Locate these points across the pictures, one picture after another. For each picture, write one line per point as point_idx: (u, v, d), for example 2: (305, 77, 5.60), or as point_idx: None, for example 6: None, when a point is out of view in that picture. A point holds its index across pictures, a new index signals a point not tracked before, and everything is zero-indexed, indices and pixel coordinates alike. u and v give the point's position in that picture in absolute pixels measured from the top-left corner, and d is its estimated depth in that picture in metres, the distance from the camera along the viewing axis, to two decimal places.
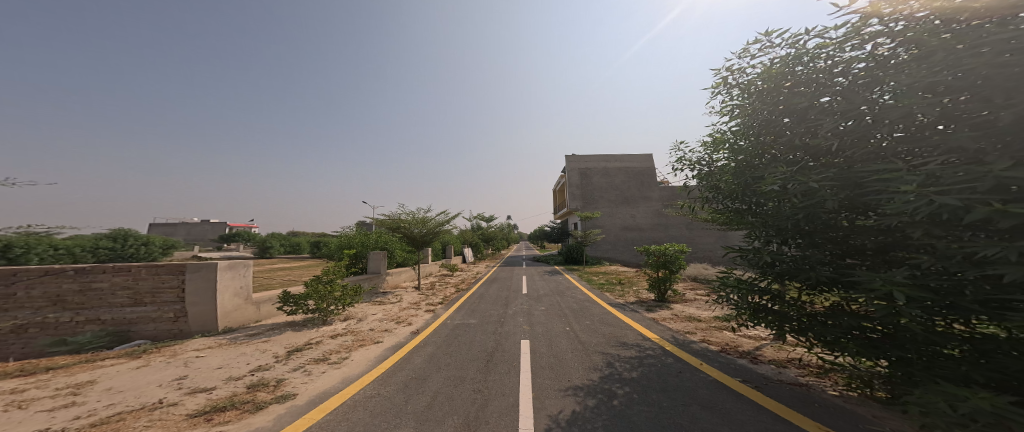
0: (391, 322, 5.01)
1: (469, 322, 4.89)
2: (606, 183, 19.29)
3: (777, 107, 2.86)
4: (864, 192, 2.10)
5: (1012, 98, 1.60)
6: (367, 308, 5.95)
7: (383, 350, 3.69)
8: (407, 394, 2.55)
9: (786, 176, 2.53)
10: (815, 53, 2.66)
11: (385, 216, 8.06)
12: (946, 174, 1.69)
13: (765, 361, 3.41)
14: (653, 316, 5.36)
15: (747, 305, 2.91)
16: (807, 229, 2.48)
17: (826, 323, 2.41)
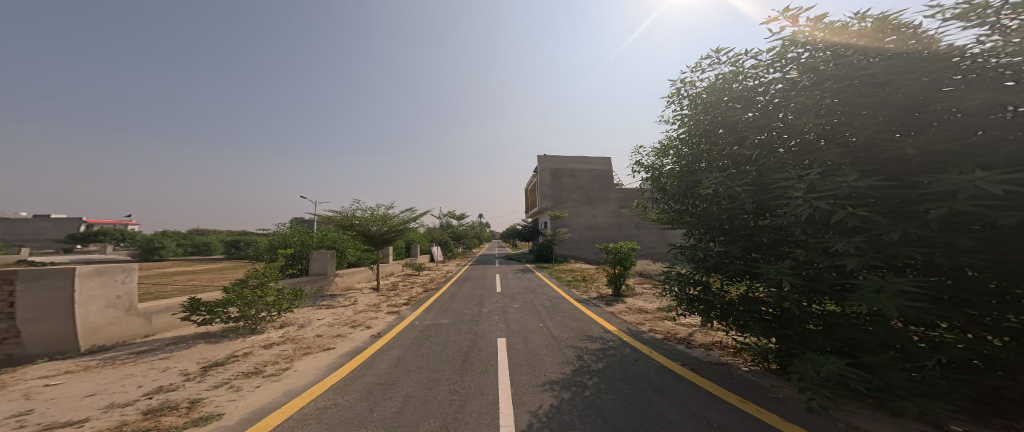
0: (343, 326, 4.68)
1: (444, 322, 4.77)
2: (573, 183, 20.05)
3: (716, 119, 3.20)
4: (769, 195, 2.45)
5: (862, 124, 2.05)
6: (313, 313, 5.49)
7: (339, 357, 3.45)
8: (373, 402, 2.42)
9: (718, 181, 2.84)
10: (749, 73, 3.00)
11: (334, 213, 7.49)
12: (819, 183, 2.04)
13: (697, 345, 3.83)
14: (611, 309, 5.72)
15: (681, 295, 3.24)
16: (728, 227, 2.82)
17: (738, 308, 2.79)
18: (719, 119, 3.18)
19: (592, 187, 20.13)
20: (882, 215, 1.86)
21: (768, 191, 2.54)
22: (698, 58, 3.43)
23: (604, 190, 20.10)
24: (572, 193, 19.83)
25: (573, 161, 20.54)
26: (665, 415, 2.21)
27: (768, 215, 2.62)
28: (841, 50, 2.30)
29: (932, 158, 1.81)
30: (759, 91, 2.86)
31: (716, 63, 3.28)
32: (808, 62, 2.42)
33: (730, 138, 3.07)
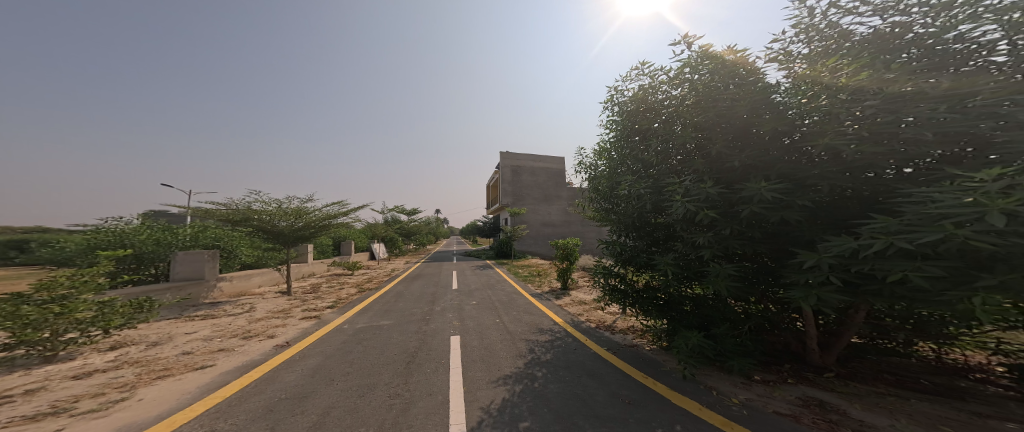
0: (235, 337, 3.90)
1: (386, 323, 4.40)
2: (532, 181, 20.60)
3: (630, 128, 3.50)
4: (661, 197, 2.91)
5: (720, 143, 2.61)
6: (178, 327, 4.33)
7: (242, 371, 2.91)
8: (286, 417, 2.10)
9: (630, 182, 3.22)
10: (657, 88, 3.27)
11: (217, 206, 6.05)
12: (689, 188, 2.51)
13: (620, 331, 4.34)
14: (560, 302, 6.07)
15: (603, 286, 3.65)
16: (638, 225, 3.27)
17: (642, 296, 3.30)
18: (633, 128, 3.48)
19: (547, 186, 20.81)
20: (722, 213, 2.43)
21: (662, 192, 2.99)
22: (626, 70, 3.39)
23: (553, 189, 20.91)
24: (530, 190, 20.37)
25: (527, 159, 20.91)
26: (593, 397, 2.47)
27: (663, 214, 3.10)
28: (717, 79, 2.72)
29: (752, 168, 2.46)
30: (661, 104, 3.22)
31: (640, 75, 3.32)
32: (694, 83, 2.85)
33: (640, 145, 3.42)
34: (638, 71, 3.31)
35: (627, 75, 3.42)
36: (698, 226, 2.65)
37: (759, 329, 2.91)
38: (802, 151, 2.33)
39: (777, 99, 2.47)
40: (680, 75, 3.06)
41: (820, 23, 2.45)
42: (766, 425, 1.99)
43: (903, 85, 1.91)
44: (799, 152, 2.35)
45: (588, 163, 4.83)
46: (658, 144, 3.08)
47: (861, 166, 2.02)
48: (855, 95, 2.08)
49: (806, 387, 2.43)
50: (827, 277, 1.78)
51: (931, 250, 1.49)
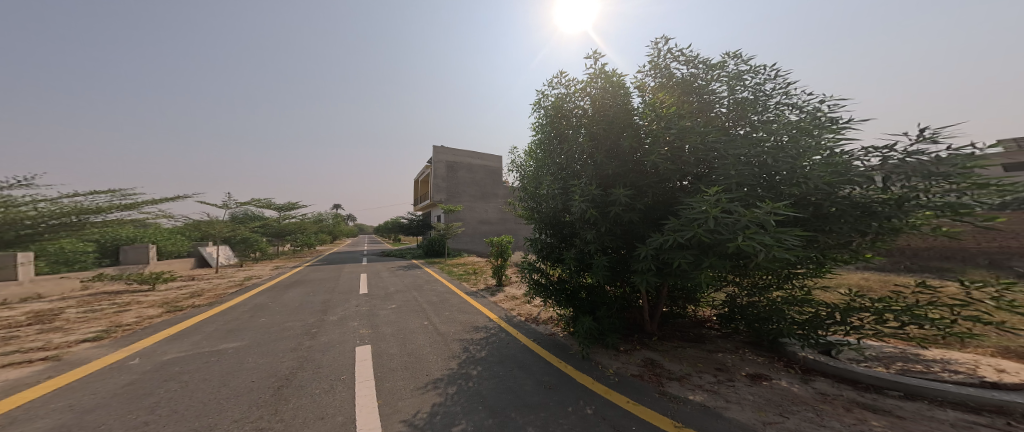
0: None
1: (226, 347, 3.50)
2: (469, 178, 20.03)
3: (548, 131, 3.71)
4: (566, 198, 3.26)
5: (604, 154, 3.09)
6: None
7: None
8: None
9: (553, 181, 3.46)
10: (567, 100, 3.52)
11: None
12: (583, 191, 2.91)
13: (545, 322, 4.63)
14: (495, 298, 6.09)
15: (529, 280, 3.84)
16: (553, 222, 3.58)
17: (552, 288, 3.65)
18: (550, 131, 3.70)
19: (484, 184, 20.44)
20: (603, 214, 2.91)
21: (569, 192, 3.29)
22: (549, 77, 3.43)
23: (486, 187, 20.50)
24: (467, 187, 19.81)
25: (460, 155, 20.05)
26: (522, 387, 2.60)
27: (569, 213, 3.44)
28: (609, 97, 3.17)
29: (618, 177, 3.02)
30: (572, 112, 3.51)
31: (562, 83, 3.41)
32: (597, 96, 3.26)
33: (555, 147, 3.65)
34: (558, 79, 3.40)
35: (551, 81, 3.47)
36: (589, 224, 3.08)
37: (621, 308, 3.60)
38: (635, 161, 2.93)
39: (636, 121, 3.03)
40: (591, 87, 3.38)
41: (661, 64, 3.13)
42: (628, 387, 2.49)
43: (687, 121, 2.69)
44: (637, 164, 2.99)
45: (519, 162, 4.99)
46: (568, 149, 3.41)
47: (661, 174, 2.75)
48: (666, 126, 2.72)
49: (644, 351, 3.17)
50: (646, 264, 2.41)
51: (689, 242, 2.21)
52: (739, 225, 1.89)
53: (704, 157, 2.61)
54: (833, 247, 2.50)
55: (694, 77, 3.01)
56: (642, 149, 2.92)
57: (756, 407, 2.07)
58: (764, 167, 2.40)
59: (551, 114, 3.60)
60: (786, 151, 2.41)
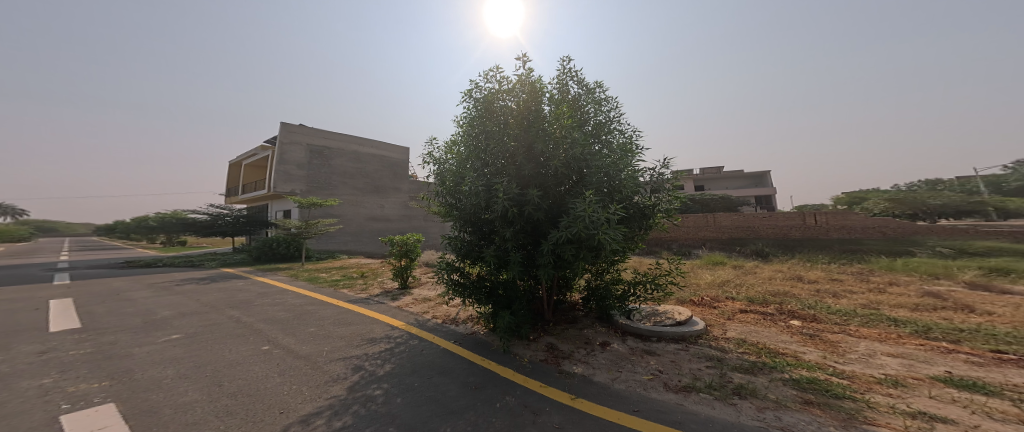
0: None
1: None
2: (351, 168, 18.33)
3: (478, 130, 4.20)
4: (489, 200, 3.79)
5: (519, 160, 3.90)
6: None
7: None
8: None
9: (472, 180, 3.91)
10: (498, 97, 4.21)
11: None
12: (506, 191, 3.60)
13: (462, 322, 4.84)
14: (398, 303, 5.81)
15: (448, 281, 4.20)
16: (472, 221, 4.08)
17: (474, 286, 4.18)
18: (478, 129, 4.20)
19: (377, 176, 19.30)
20: (520, 219, 3.74)
21: (490, 191, 3.83)
22: (486, 70, 3.82)
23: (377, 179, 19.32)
24: (345, 178, 17.99)
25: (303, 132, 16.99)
26: (447, 394, 2.68)
27: (488, 212, 3.96)
28: (534, 103, 4.07)
29: (522, 180, 3.94)
30: (502, 103, 4.20)
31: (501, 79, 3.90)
32: (524, 98, 4.13)
33: (483, 146, 4.11)
34: (495, 73, 3.82)
35: (487, 73, 3.85)
36: (506, 222, 3.82)
37: (530, 300, 4.42)
38: (543, 165, 3.89)
39: (546, 122, 3.91)
40: (521, 88, 4.16)
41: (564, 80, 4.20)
42: (538, 373, 3.46)
43: (581, 137, 3.87)
44: (543, 165, 3.92)
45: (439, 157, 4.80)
46: (495, 150, 4.00)
47: (557, 175, 3.85)
48: (567, 138, 3.84)
49: (546, 339, 4.20)
50: (549, 248, 3.60)
51: (575, 238, 3.48)
52: (601, 221, 3.34)
53: (576, 169, 3.87)
54: (638, 227, 4.27)
55: (579, 97, 4.38)
56: (547, 155, 3.88)
57: (608, 369, 3.46)
58: (611, 181, 3.96)
59: (483, 107, 4.22)
60: (616, 169, 3.94)
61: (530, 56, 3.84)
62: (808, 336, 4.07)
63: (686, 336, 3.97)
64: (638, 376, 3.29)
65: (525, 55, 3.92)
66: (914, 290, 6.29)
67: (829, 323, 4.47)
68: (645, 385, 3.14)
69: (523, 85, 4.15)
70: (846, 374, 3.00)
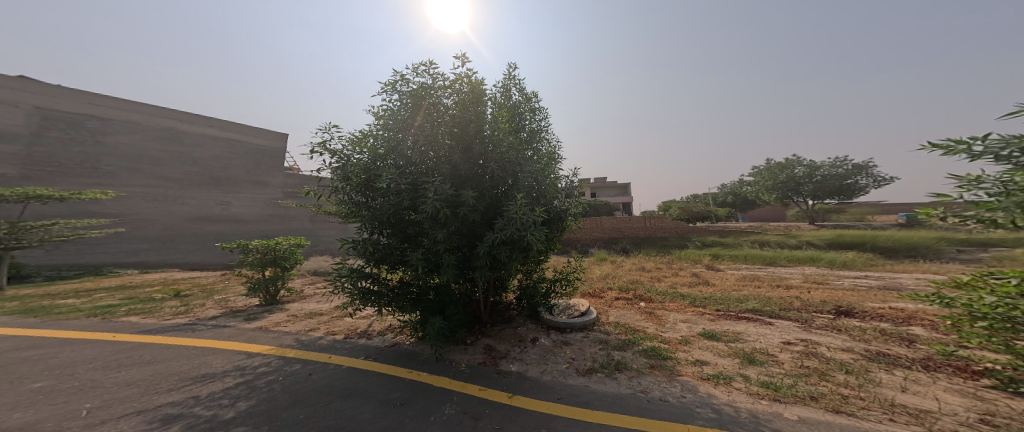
0: None
1: None
2: (133, 148, 10.69)
3: (403, 128, 3.94)
4: (416, 199, 3.54)
5: (450, 160, 3.84)
6: None
7: None
8: None
9: (391, 177, 3.56)
10: (432, 93, 3.96)
11: None
12: (438, 191, 3.44)
13: (377, 334, 4.41)
14: (261, 324, 4.80)
15: (356, 291, 3.67)
16: (391, 223, 3.76)
17: (396, 293, 3.81)
18: (404, 126, 3.95)
19: (166, 160, 11.15)
20: (452, 221, 3.61)
21: (417, 190, 3.61)
22: (417, 63, 3.52)
23: (215, 168, 12.09)
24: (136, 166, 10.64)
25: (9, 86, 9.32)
26: (361, 417, 2.44)
27: (415, 212, 3.71)
28: (473, 104, 4.00)
29: (454, 180, 3.84)
30: (438, 98, 3.97)
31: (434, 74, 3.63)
32: (460, 99, 4.01)
33: (408, 144, 3.85)
34: (427, 68, 3.57)
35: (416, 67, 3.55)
36: (437, 224, 3.61)
37: (466, 302, 4.38)
38: (481, 166, 3.87)
39: (487, 131, 3.87)
40: (460, 87, 4.03)
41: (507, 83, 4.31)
42: (477, 376, 3.40)
43: (516, 144, 3.99)
44: (479, 167, 3.94)
45: (342, 149, 4.13)
46: (422, 148, 3.82)
47: (494, 178, 3.86)
48: (499, 142, 3.80)
49: (484, 340, 4.25)
50: (485, 250, 3.64)
51: (507, 240, 3.62)
52: (530, 223, 3.52)
53: (511, 173, 3.95)
54: (558, 228, 4.69)
55: (518, 104, 4.56)
56: (485, 155, 3.86)
57: (538, 363, 3.66)
58: (540, 185, 4.24)
59: (413, 101, 3.94)
60: (543, 175, 4.25)
61: (471, 58, 3.78)
62: (644, 312, 5.31)
63: (591, 323, 4.58)
64: (561, 366, 3.57)
65: (466, 56, 3.84)
66: (687, 270, 9.03)
67: (656, 301, 5.90)
68: (566, 373, 3.43)
69: (461, 84, 4.04)
70: (664, 339, 4.26)
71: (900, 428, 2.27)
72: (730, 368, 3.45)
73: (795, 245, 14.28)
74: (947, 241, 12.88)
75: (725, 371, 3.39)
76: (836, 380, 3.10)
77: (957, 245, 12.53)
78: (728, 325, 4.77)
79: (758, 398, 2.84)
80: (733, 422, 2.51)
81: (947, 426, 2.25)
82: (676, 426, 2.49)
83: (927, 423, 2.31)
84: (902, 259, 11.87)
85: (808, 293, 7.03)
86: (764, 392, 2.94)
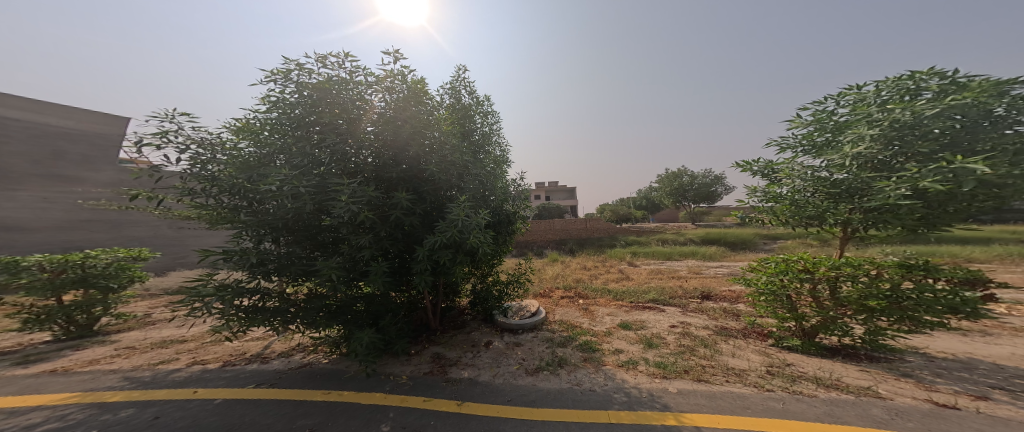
0: None
1: None
2: None
3: (301, 116, 3.13)
4: (327, 198, 2.86)
5: (377, 158, 3.33)
6: None
7: None
8: None
9: (284, 178, 2.77)
10: (355, 87, 3.26)
11: None
12: (358, 193, 2.86)
13: (278, 356, 3.69)
14: (60, 367, 3.47)
15: (235, 312, 2.80)
16: (292, 229, 3.00)
17: (305, 308, 3.03)
18: (306, 114, 3.15)
19: None
20: (382, 222, 3.15)
21: (325, 191, 2.94)
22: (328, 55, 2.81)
23: None
24: None
25: None
26: None
27: (328, 216, 3.06)
28: (415, 103, 3.50)
29: (382, 179, 3.39)
30: (365, 92, 3.30)
31: (350, 68, 3.05)
32: (395, 96, 3.42)
33: (315, 140, 3.14)
34: (342, 59, 3.00)
35: (324, 59, 2.86)
36: (360, 229, 3.08)
37: (410, 309, 4.14)
38: (419, 164, 3.45)
39: (434, 137, 3.58)
40: (392, 83, 3.40)
41: (455, 86, 4.16)
42: (421, 388, 3.12)
43: (462, 150, 3.77)
44: (419, 170, 3.51)
45: (206, 141, 3.30)
46: (333, 145, 3.12)
47: (435, 181, 3.52)
48: (437, 145, 3.58)
49: (434, 348, 3.98)
50: (424, 258, 3.29)
51: (449, 246, 3.43)
52: (474, 225, 3.34)
53: (456, 177, 3.71)
54: (504, 233, 4.54)
55: (469, 107, 4.36)
56: (428, 155, 3.52)
57: (490, 366, 3.55)
58: (487, 189, 4.12)
59: (316, 88, 3.13)
60: (491, 181, 4.13)
61: (406, 54, 3.31)
62: (582, 309, 5.68)
63: (540, 322, 4.65)
64: (512, 367, 3.53)
65: (397, 49, 3.31)
66: (613, 268, 9.88)
67: (590, 298, 6.35)
68: (516, 374, 3.41)
69: (393, 81, 3.43)
70: (593, 332, 4.63)
71: (735, 388, 2.91)
72: (635, 353, 3.93)
73: (680, 242, 17.23)
74: (763, 235, 17.28)
75: (637, 357, 3.81)
76: (719, 351, 3.77)
77: (766, 237, 16.94)
78: (638, 315, 5.41)
79: (653, 377, 3.30)
80: (638, 402, 2.86)
81: (754, 380, 3.00)
82: (598, 412, 2.72)
83: (745, 381, 3.02)
84: (741, 250, 15.52)
85: (688, 282, 8.55)
86: (657, 371, 3.43)
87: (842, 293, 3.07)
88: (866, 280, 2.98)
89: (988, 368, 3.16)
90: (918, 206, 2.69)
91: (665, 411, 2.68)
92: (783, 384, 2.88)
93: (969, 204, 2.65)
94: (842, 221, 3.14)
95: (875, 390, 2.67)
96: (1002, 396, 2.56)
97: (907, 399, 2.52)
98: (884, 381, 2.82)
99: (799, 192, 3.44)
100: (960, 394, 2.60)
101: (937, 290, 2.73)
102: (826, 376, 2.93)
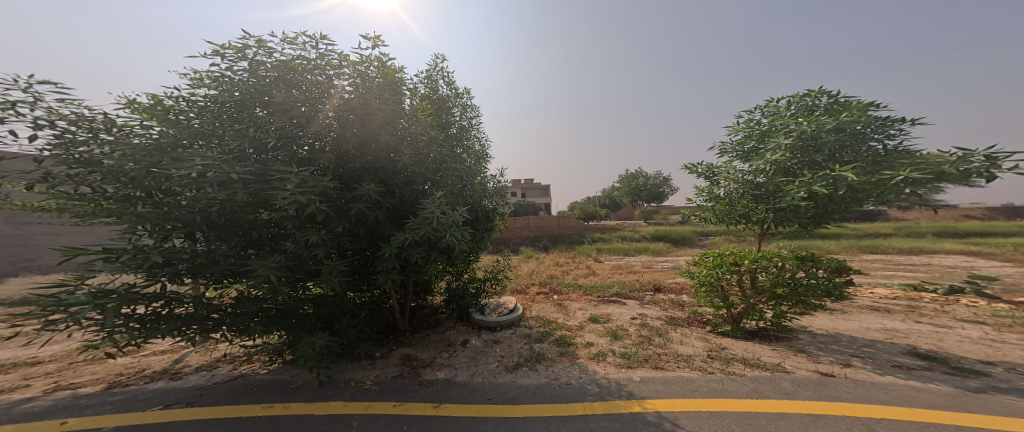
0: None
1: None
2: None
3: (240, 99, 2.75)
4: (267, 188, 2.49)
5: (321, 141, 2.92)
6: None
7: None
8: None
9: (208, 162, 2.33)
10: (319, 66, 2.93)
11: None
12: (309, 182, 2.51)
13: (195, 371, 3.23)
14: None
15: (121, 324, 2.22)
16: (214, 222, 2.54)
17: (234, 313, 2.59)
18: (258, 97, 2.79)
19: None
20: (339, 214, 2.83)
21: (265, 179, 2.56)
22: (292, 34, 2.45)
23: None
24: None
25: None
26: None
27: (268, 209, 2.69)
28: (390, 91, 3.25)
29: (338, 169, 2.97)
30: (335, 74, 2.99)
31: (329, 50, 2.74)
32: (359, 78, 3.10)
33: (258, 123, 2.75)
34: (309, 39, 2.70)
35: (290, 38, 2.49)
36: (310, 223, 2.74)
37: (372, 311, 3.89)
38: (387, 157, 3.15)
39: (404, 125, 3.33)
40: (363, 69, 3.12)
41: (432, 76, 4.04)
42: (389, 392, 2.94)
43: (438, 151, 3.57)
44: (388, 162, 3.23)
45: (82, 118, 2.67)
46: (283, 128, 2.73)
47: (407, 174, 3.28)
48: (411, 135, 3.33)
49: (403, 349, 3.79)
50: (392, 254, 3.07)
51: (421, 242, 3.23)
52: (451, 223, 3.18)
53: (430, 171, 3.51)
54: (479, 229, 4.43)
55: (445, 98, 4.20)
56: (398, 148, 3.25)
57: (467, 366, 3.46)
58: (465, 185, 3.97)
59: (273, 69, 2.79)
60: (468, 176, 3.99)
61: (386, 41, 3.08)
62: (557, 304, 5.78)
63: (518, 319, 4.65)
64: (489, 366, 3.48)
65: (377, 35, 3.03)
66: (582, 264, 10.27)
67: (564, 293, 6.50)
68: (495, 372, 3.36)
69: (366, 67, 3.16)
70: (568, 326, 4.73)
71: (685, 372, 3.16)
72: (603, 345, 4.10)
73: (631, 238, 18.47)
74: (699, 231, 19.20)
75: (608, 349, 3.96)
76: (671, 340, 4.05)
77: (702, 233, 18.82)
78: (605, 308, 5.65)
79: (619, 367, 3.46)
80: (608, 393, 2.97)
81: (700, 364, 3.26)
82: (573, 405, 2.77)
83: (693, 365, 3.28)
84: (681, 245, 17.10)
85: (642, 276, 9.13)
86: (623, 362, 3.60)
87: (759, 282, 3.47)
88: (775, 270, 3.40)
89: (847, 339, 3.79)
90: (812, 207, 3.14)
91: (632, 399, 2.82)
92: (720, 366, 3.18)
93: (840, 207, 3.14)
94: (761, 219, 3.57)
95: (783, 365, 3.05)
96: (859, 362, 3.06)
97: (804, 371, 2.91)
98: (788, 357, 3.23)
99: (733, 193, 3.81)
100: (834, 363, 3.06)
101: (820, 277, 3.29)
102: (750, 356, 3.29)
